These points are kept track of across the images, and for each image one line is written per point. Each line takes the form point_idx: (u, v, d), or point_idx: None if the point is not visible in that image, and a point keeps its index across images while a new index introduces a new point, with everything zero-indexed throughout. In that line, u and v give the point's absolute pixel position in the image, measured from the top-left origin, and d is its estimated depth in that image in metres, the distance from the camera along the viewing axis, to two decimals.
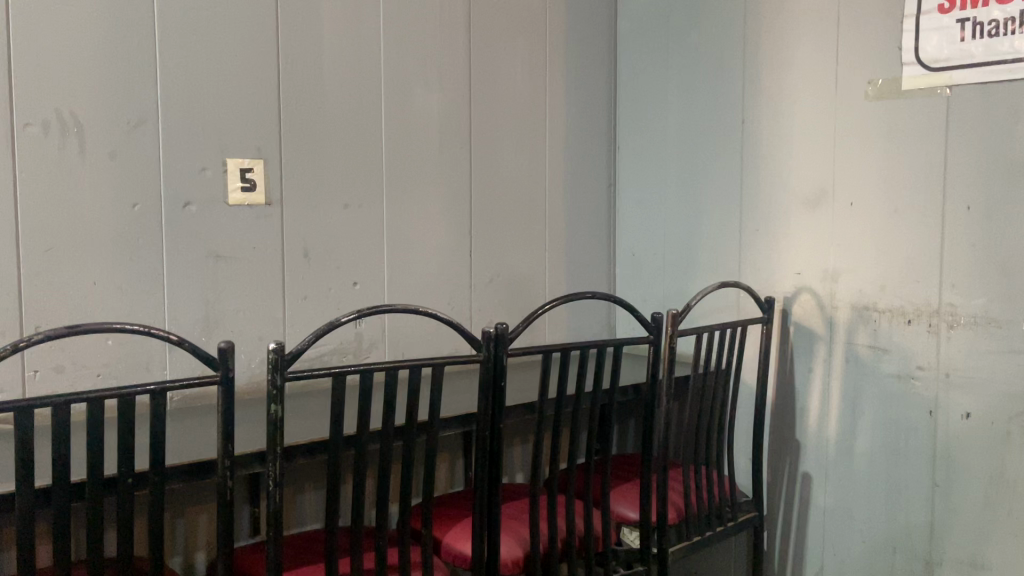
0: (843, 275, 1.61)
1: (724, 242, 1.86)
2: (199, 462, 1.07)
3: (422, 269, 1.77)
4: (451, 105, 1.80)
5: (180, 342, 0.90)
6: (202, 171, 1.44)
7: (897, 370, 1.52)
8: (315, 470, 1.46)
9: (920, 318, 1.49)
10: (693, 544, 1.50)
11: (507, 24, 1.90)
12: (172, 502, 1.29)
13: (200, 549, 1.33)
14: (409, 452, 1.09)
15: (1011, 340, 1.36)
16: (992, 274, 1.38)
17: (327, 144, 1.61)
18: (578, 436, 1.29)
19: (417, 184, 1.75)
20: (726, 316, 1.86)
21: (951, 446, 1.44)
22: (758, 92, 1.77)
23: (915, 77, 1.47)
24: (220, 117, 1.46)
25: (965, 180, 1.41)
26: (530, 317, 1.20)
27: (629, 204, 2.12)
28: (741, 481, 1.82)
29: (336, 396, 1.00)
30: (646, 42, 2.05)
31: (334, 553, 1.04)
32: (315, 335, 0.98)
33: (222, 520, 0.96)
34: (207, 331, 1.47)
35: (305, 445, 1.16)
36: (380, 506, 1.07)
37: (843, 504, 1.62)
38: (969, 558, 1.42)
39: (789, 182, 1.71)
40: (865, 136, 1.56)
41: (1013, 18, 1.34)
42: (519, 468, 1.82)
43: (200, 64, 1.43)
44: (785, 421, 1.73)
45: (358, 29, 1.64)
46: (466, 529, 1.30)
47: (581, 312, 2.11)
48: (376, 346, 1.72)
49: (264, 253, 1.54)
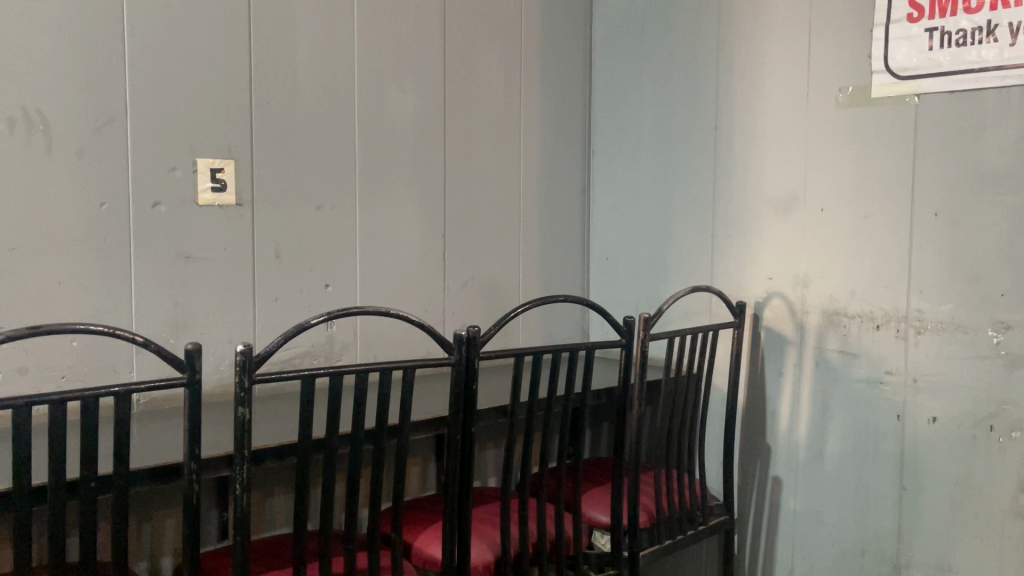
0: (814, 279, 1.62)
1: (697, 247, 1.86)
2: (165, 465, 1.05)
3: (395, 272, 1.76)
4: (425, 107, 1.79)
5: (146, 343, 0.89)
6: (172, 170, 1.43)
7: (866, 376, 1.54)
8: (285, 474, 1.45)
9: (889, 324, 1.50)
10: (665, 548, 1.50)
11: (483, 26, 1.90)
12: (138, 506, 1.27)
13: (166, 554, 1.31)
14: (379, 455, 1.08)
15: (977, 345, 1.38)
16: (958, 281, 1.40)
17: (299, 144, 1.59)
18: (550, 440, 1.29)
19: (391, 186, 1.74)
20: (699, 320, 1.87)
21: (918, 450, 1.46)
22: (732, 97, 1.78)
23: (884, 85, 1.49)
24: (191, 116, 1.45)
25: (932, 187, 1.43)
26: (503, 320, 1.19)
27: (603, 208, 2.13)
28: (712, 484, 1.83)
29: (304, 398, 0.99)
30: (621, 47, 2.05)
31: (302, 558, 1.03)
32: (284, 337, 0.97)
33: (188, 524, 0.95)
34: (176, 332, 1.46)
35: (274, 448, 1.14)
36: (349, 511, 1.06)
37: (813, 508, 1.63)
38: (936, 560, 1.44)
39: (761, 187, 1.72)
40: (836, 142, 1.58)
41: (980, 27, 1.36)
42: (491, 471, 1.82)
43: (171, 62, 1.42)
44: (756, 425, 1.73)
45: (332, 29, 1.63)
46: (436, 532, 1.30)
47: (555, 315, 2.11)
48: (348, 348, 1.71)
49: (234, 255, 1.52)
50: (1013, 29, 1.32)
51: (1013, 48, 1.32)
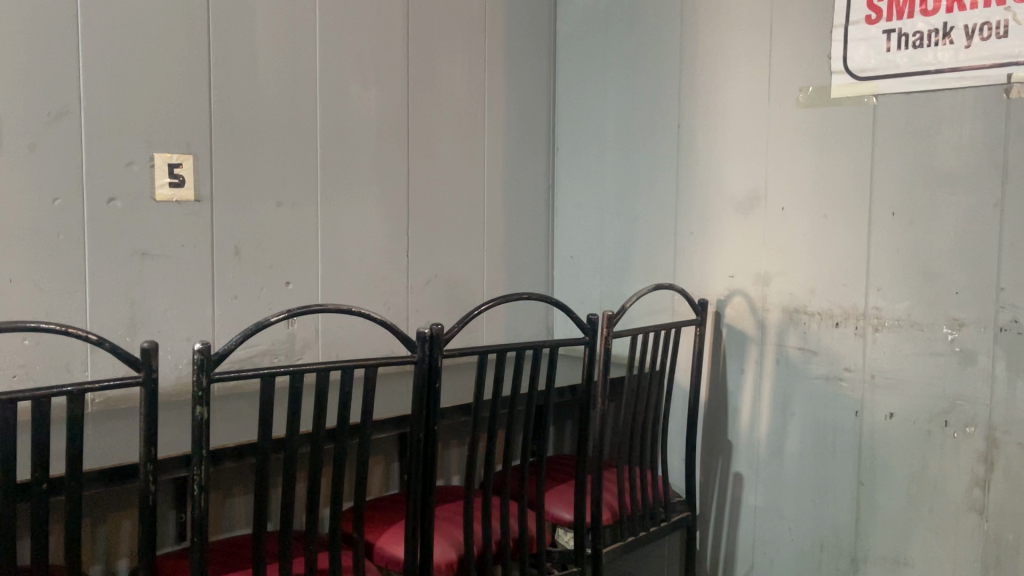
0: (774, 278, 1.64)
1: (660, 245, 1.87)
2: (119, 467, 1.03)
3: (357, 269, 1.75)
4: (388, 103, 1.78)
5: (101, 342, 0.87)
6: (128, 165, 1.40)
7: (826, 372, 1.56)
8: (245, 473, 1.43)
9: (847, 321, 1.52)
10: (628, 544, 1.51)
11: (447, 22, 1.89)
12: (92, 508, 1.24)
13: (122, 556, 1.29)
14: (341, 454, 1.07)
15: (932, 342, 1.40)
16: (914, 279, 1.42)
17: (260, 140, 1.57)
18: (513, 438, 1.29)
19: (353, 182, 1.73)
20: (661, 318, 1.88)
21: (876, 446, 1.48)
22: (695, 96, 1.79)
23: (843, 86, 1.51)
24: (148, 109, 1.42)
25: (888, 186, 1.46)
26: (466, 318, 1.18)
27: (568, 206, 2.13)
28: (674, 480, 1.85)
29: (264, 397, 0.97)
30: (586, 46, 2.05)
31: (261, 559, 1.01)
32: (242, 335, 0.95)
33: (144, 526, 0.93)
34: (132, 331, 1.43)
35: (233, 448, 1.12)
36: (310, 511, 1.05)
37: (772, 503, 1.65)
38: (892, 554, 1.47)
39: (722, 186, 1.74)
40: (796, 142, 1.59)
41: (936, 30, 1.38)
42: (455, 469, 1.81)
43: (127, 55, 1.39)
44: (717, 422, 1.75)
45: (292, 22, 1.61)
46: (399, 532, 1.29)
47: (519, 313, 2.11)
48: (310, 347, 1.69)
49: (193, 252, 1.50)
50: (968, 32, 1.34)
51: (967, 50, 1.35)
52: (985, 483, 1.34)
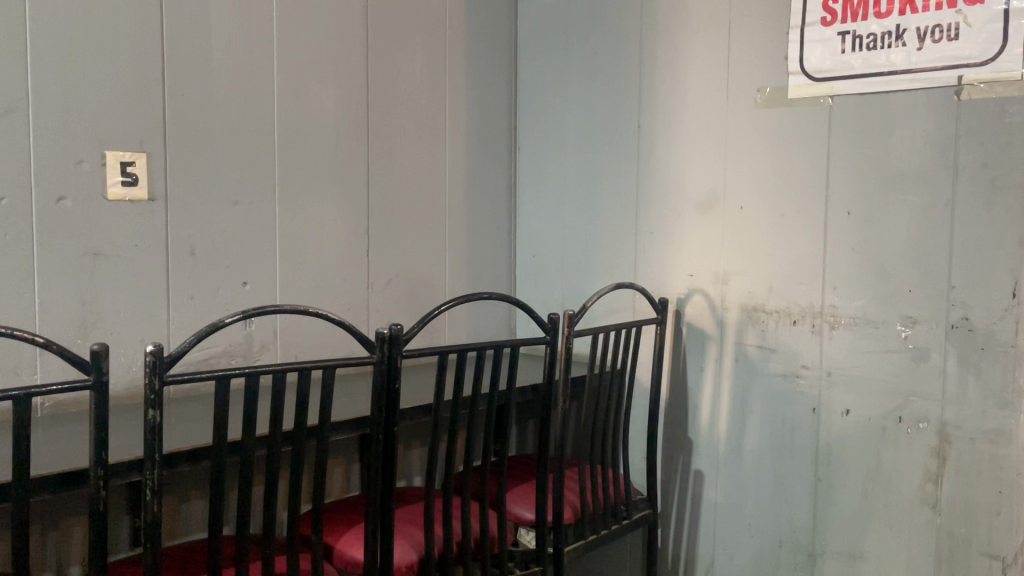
0: (733, 276, 1.65)
1: (620, 243, 1.88)
2: (68, 472, 1.00)
3: (316, 269, 1.73)
4: (347, 102, 1.76)
5: (47, 345, 0.85)
6: (78, 163, 1.37)
7: (783, 370, 1.58)
8: (201, 476, 1.40)
9: (805, 319, 1.54)
10: (589, 543, 1.51)
11: (407, 21, 1.88)
12: (42, 514, 1.21)
13: (74, 562, 1.26)
14: (298, 456, 1.05)
15: (886, 339, 1.43)
16: (869, 277, 1.45)
17: (216, 138, 1.55)
18: (473, 439, 1.28)
19: (312, 182, 1.71)
20: (622, 316, 1.89)
21: (833, 443, 1.50)
22: (655, 96, 1.79)
23: (799, 87, 1.53)
24: (99, 108, 1.39)
25: (844, 186, 1.48)
26: (426, 318, 1.17)
27: (530, 205, 2.13)
28: (636, 478, 1.85)
29: (218, 400, 0.95)
30: (547, 46, 2.05)
31: (217, 563, 1.00)
32: (196, 337, 0.94)
33: (94, 532, 0.91)
34: (83, 333, 1.40)
35: (188, 451, 1.10)
36: (267, 514, 1.04)
37: (733, 501, 1.67)
38: (849, 549, 1.49)
39: (682, 185, 1.75)
40: (754, 141, 1.61)
41: (890, 32, 1.40)
42: (417, 471, 1.79)
43: (76, 49, 1.36)
44: (678, 421, 1.76)
45: (248, 20, 1.59)
46: (358, 534, 1.27)
47: (481, 312, 2.10)
48: (267, 347, 1.67)
49: (146, 252, 1.47)
50: (920, 34, 1.36)
51: (920, 52, 1.37)
52: (937, 478, 1.37)
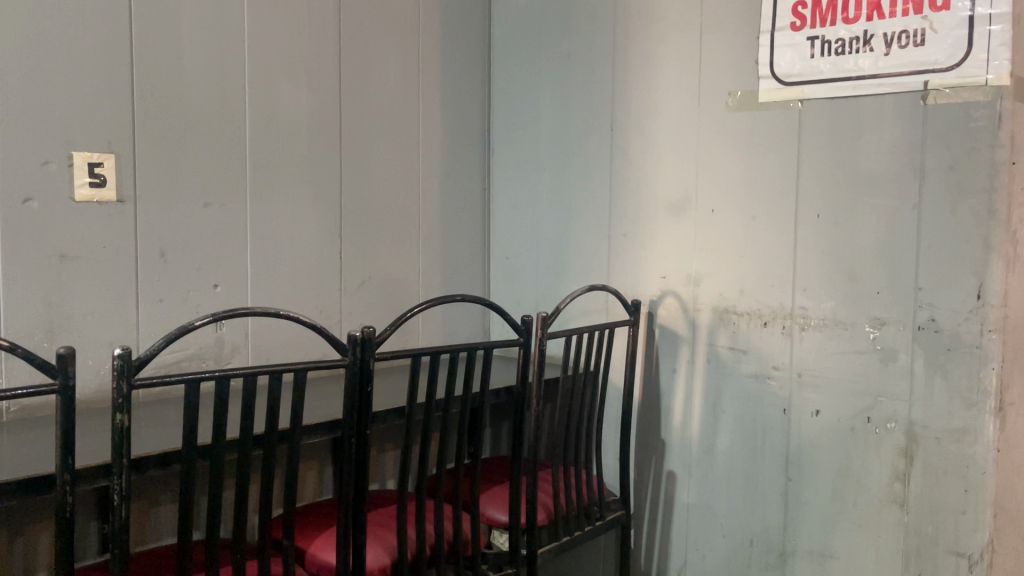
0: (705, 278, 1.67)
1: (594, 245, 1.89)
2: (33, 477, 0.99)
3: (288, 271, 1.72)
4: (320, 104, 1.76)
5: (13, 348, 0.84)
6: (44, 165, 1.35)
7: (754, 371, 1.59)
8: (171, 481, 1.39)
9: (775, 320, 1.56)
10: (563, 544, 1.51)
11: (380, 22, 1.87)
12: (7, 521, 1.19)
13: (39, 570, 1.24)
14: (269, 460, 1.04)
15: (856, 341, 1.45)
16: (838, 279, 1.46)
17: (186, 139, 1.53)
18: (446, 441, 1.28)
19: (284, 184, 1.70)
20: (596, 318, 1.90)
21: (805, 443, 1.52)
22: (628, 98, 1.80)
23: (770, 91, 1.55)
24: (66, 107, 1.37)
25: (813, 189, 1.49)
26: (399, 320, 1.17)
27: (503, 207, 2.13)
28: (609, 480, 1.86)
29: (188, 403, 0.94)
30: (520, 48, 2.06)
31: (186, 570, 0.99)
32: (165, 340, 0.93)
33: (61, 538, 0.90)
34: (50, 336, 1.38)
35: (157, 456, 1.09)
36: (237, 519, 1.03)
37: (705, 501, 1.68)
38: (819, 548, 1.50)
39: (655, 188, 1.76)
40: (726, 144, 1.62)
41: (857, 38, 1.42)
42: (390, 474, 1.79)
43: (42, 47, 1.34)
44: (650, 422, 1.77)
45: (220, 20, 1.57)
46: (330, 537, 1.27)
47: (455, 315, 2.10)
48: (238, 350, 1.65)
49: (115, 254, 1.45)
50: (887, 39, 1.38)
51: (887, 58, 1.39)
52: (905, 476, 1.39)
